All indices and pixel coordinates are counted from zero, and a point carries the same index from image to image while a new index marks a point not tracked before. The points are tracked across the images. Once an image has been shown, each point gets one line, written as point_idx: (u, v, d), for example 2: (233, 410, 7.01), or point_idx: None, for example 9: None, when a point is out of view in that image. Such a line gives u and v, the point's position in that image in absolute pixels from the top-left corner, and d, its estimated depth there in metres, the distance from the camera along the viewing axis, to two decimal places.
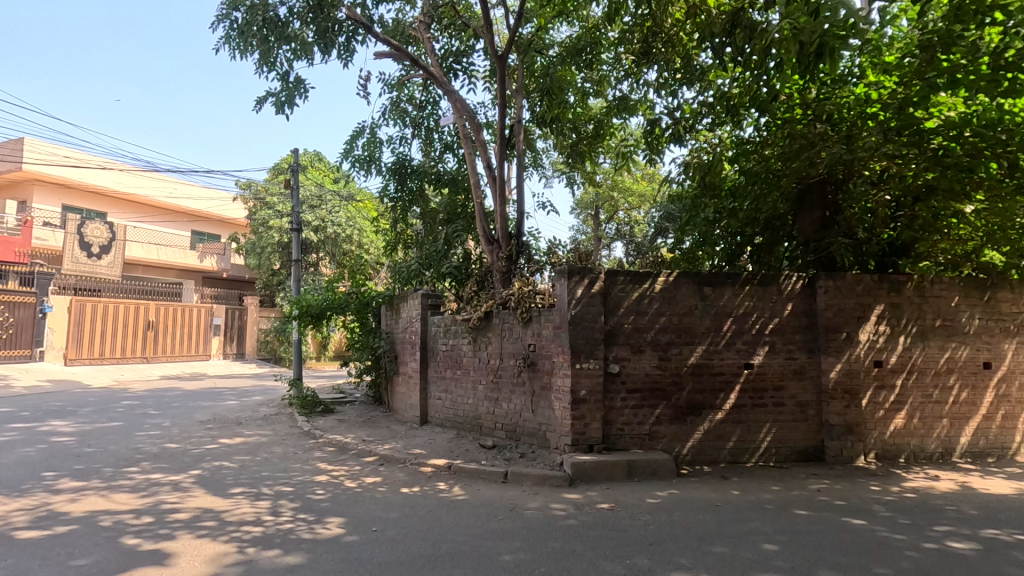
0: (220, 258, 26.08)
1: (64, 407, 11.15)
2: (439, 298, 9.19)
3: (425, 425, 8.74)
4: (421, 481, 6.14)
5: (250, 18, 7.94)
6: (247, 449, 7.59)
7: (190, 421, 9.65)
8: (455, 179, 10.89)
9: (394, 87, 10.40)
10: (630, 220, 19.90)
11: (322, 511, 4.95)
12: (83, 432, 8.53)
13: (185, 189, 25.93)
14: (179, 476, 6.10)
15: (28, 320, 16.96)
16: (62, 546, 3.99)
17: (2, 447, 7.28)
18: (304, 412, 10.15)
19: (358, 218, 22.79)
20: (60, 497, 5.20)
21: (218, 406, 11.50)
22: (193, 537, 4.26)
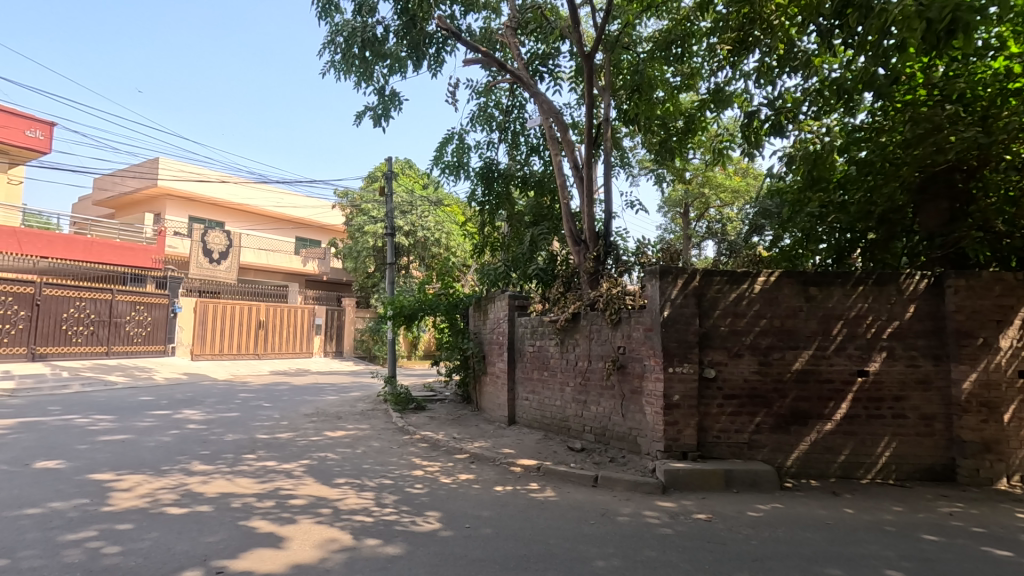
0: (321, 262, 27.99)
1: (193, 397, 12.46)
2: (525, 299, 9.27)
3: (512, 425, 8.83)
4: (512, 480, 6.21)
5: (351, 40, 8.46)
6: (349, 442, 8.06)
7: (298, 414, 10.41)
8: (542, 181, 10.99)
9: (483, 93, 10.59)
10: (722, 217, 19.04)
11: (419, 505, 5.14)
12: (209, 420, 9.48)
13: (290, 198, 28.10)
14: (291, 464, 6.59)
15: (162, 319, 19.09)
16: (196, 523, 4.44)
17: (146, 432, 8.24)
18: (399, 408, 10.62)
19: (445, 222, 23.52)
20: (193, 478, 5.80)
21: (321, 400, 12.32)
22: (305, 522, 4.57)
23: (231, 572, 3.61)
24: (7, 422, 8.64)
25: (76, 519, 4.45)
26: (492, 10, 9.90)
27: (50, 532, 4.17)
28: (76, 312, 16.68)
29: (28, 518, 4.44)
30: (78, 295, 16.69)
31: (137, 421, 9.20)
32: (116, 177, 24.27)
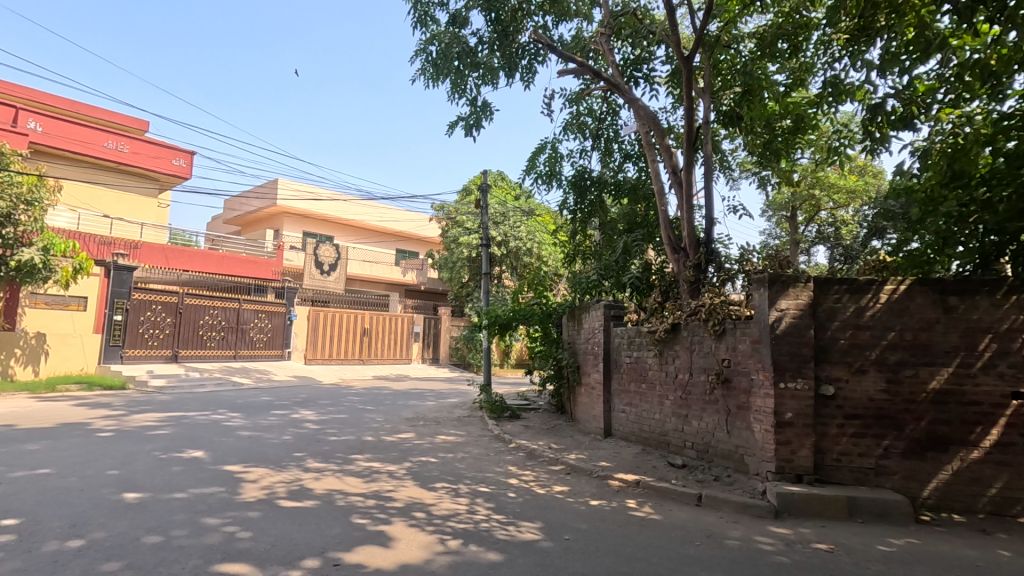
0: (419, 273, 29.28)
1: (306, 399, 13.46)
2: (621, 308, 9.12)
3: (608, 438, 8.65)
4: (610, 495, 6.07)
5: (447, 54, 8.80)
6: (448, 447, 8.31)
7: (399, 418, 10.90)
8: (636, 189, 10.76)
9: (574, 100, 10.56)
10: (836, 220, 17.60)
11: (517, 514, 5.18)
12: (321, 421, 10.21)
13: (392, 213, 29.74)
14: (394, 467, 6.91)
15: (280, 326, 20.87)
16: (312, 517, 4.78)
17: (269, 430, 9.03)
18: (494, 416, 10.80)
19: (538, 232, 23.70)
20: (308, 475, 6.25)
21: (420, 406, 12.83)
22: (409, 524, 4.76)
23: (346, 565, 3.84)
24: (157, 415, 9.86)
25: (213, 505, 4.96)
26: (584, 18, 9.88)
27: (194, 515, 4.67)
28: (210, 319, 18.70)
29: (176, 501, 5.01)
30: (212, 304, 18.68)
31: (260, 419, 10.11)
32: (242, 198, 27.03)
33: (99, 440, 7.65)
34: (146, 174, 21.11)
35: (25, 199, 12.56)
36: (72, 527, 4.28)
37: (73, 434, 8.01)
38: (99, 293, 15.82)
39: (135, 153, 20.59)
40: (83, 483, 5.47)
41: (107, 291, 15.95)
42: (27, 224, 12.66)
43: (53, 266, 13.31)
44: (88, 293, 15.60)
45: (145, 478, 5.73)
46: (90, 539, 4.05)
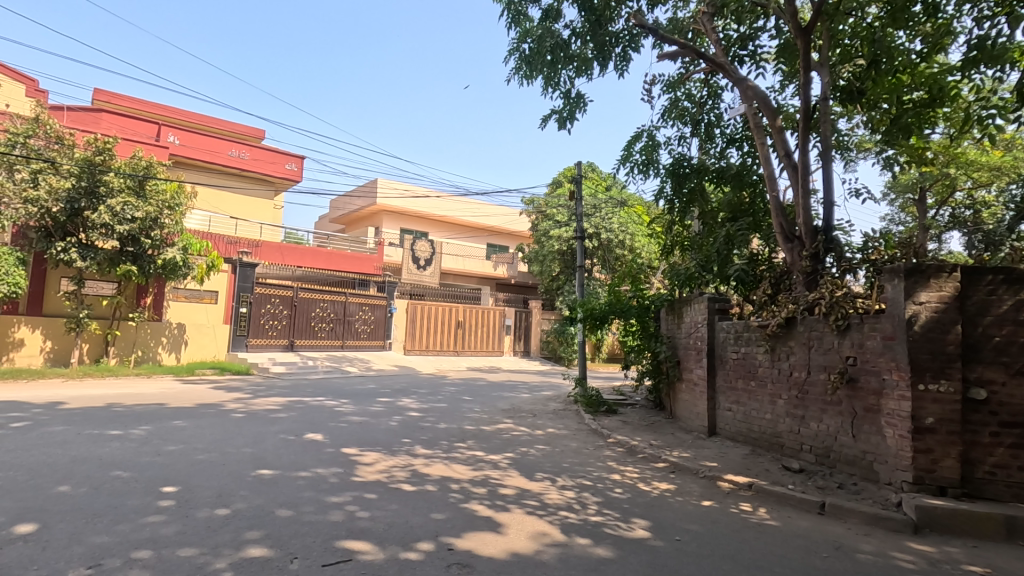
0: (510, 266, 29.63)
1: (407, 388, 14.10)
2: (726, 302, 8.66)
3: (713, 436, 8.25)
4: (719, 496, 5.78)
5: (540, 47, 8.68)
6: (547, 439, 8.35)
7: (496, 409, 11.12)
8: (740, 175, 10.12)
9: (672, 85, 10.11)
10: (975, 202, 15.56)
11: (624, 510, 5.08)
12: (423, 409, 10.65)
13: (483, 208, 30.31)
14: (497, 456, 7.04)
15: (382, 318, 22.01)
16: (424, 501, 4.98)
17: (377, 416, 9.57)
18: (590, 410, 10.71)
19: (630, 223, 23.12)
20: (418, 460, 6.53)
21: (515, 398, 12.98)
22: (517, 513, 4.82)
23: (460, 550, 3.95)
24: (280, 400, 10.77)
25: (335, 485, 5.31)
26: None
27: (319, 493, 5.04)
28: (321, 311, 20.10)
29: (302, 479, 5.43)
30: (322, 297, 20.07)
31: (369, 405, 10.73)
32: (346, 198, 28.79)
33: (234, 420, 8.49)
34: (263, 179, 23.10)
35: (169, 204, 14.05)
36: (219, 497, 4.76)
37: (213, 414, 8.96)
38: (227, 287, 17.39)
39: (254, 159, 22.56)
40: (225, 458, 6.08)
41: (234, 285, 17.52)
42: (170, 227, 14.27)
43: (191, 264, 15.01)
44: (218, 289, 17.25)
45: (275, 457, 6.28)
46: (234, 509, 4.49)
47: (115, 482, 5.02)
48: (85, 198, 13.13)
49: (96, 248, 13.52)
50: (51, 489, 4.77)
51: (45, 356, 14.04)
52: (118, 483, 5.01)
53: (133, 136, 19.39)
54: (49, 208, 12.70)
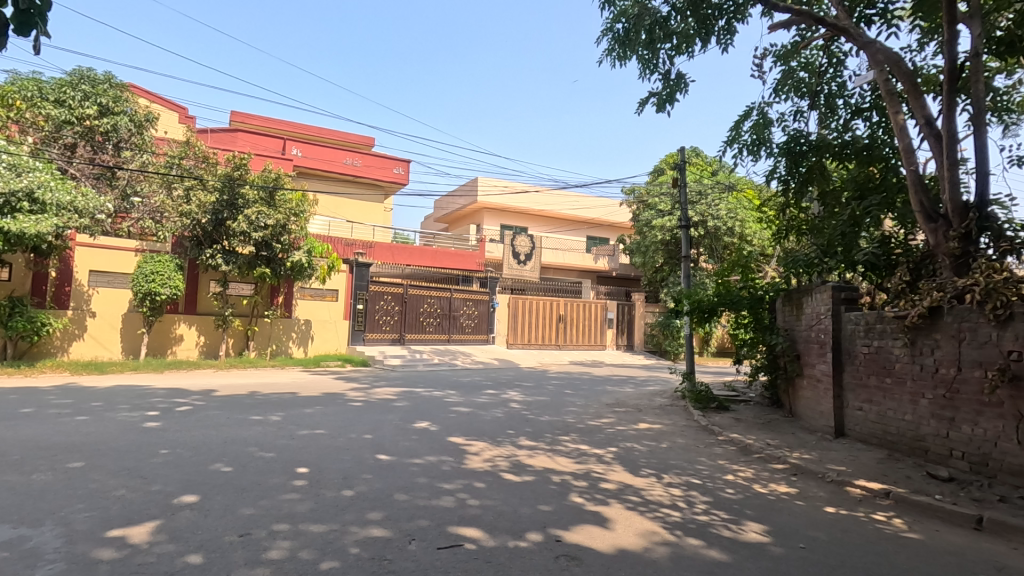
0: (611, 258, 29.09)
1: (511, 381, 14.38)
2: (854, 290, 7.87)
3: (840, 438, 7.54)
4: (849, 503, 5.28)
5: (637, 27, 8.34)
6: (653, 435, 8.12)
7: (600, 403, 11.00)
8: (869, 148, 9.09)
9: (784, 56, 9.32)
10: None
11: (738, 511, 4.81)
12: (526, 402, 10.81)
13: (582, 201, 30.03)
14: (601, 450, 6.98)
15: (485, 312, 22.63)
16: (529, 492, 5.05)
17: (483, 407, 9.86)
18: (699, 406, 10.25)
19: (740, 209, 21.74)
20: (522, 451, 6.64)
21: (619, 392, 12.76)
22: (623, 508, 4.74)
23: (568, 543, 3.96)
24: (394, 390, 11.47)
25: (446, 472, 5.56)
26: None
27: (432, 479, 5.30)
28: (428, 307, 21.06)
29: (415, 466, 5.74)
30: (429, 293, 21.02)
31: (475, 397, 11.10)
32: (449, 198, 29.89)
33: (355, 408, 9.19)
34: (374, 184, 24.60)
35: (295, 211, 15.29)
36: (344, 479, 5.17)
37: (336, 402, 9.74)
38: (346, 286, 18.74)
39: (366, 165, 24.18)
40: (347, 443, 6.60)
41: (352, 283, 18.87)
42: (297, 233, 15.62)
43: (315, 265, 16.37)
44: (338, 287, 18.58)
45: (391, 443, 6.71)
46: (357, 491, 4.85)
47: (259, 462, 5.64)
48: (227, 209, 14.78)
49: (237, 254, 15.28)
50: (208, 465, 5.45)
51: (199, 349, 16.10)
52: (261, 462, 5.62)
53: (263, 152, 21.60)
54: (198, 219, 14.55)
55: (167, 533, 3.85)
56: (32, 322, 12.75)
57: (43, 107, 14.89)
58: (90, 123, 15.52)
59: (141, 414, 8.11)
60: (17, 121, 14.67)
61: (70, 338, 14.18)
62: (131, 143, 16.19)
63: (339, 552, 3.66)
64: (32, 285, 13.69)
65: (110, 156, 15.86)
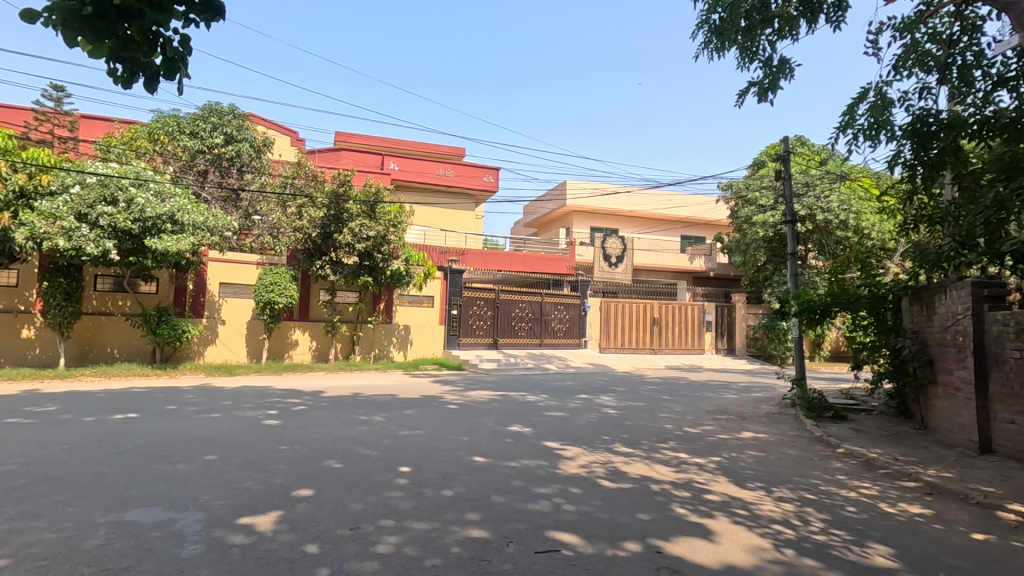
0: (708, 258, 27.79)
1: (605, 385, 14.13)
2: (999, 286, 6.92)
3: (987, 454, 6.65)
4: (1000, 530, 4.61)
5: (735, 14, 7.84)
6: (760, 445, 7.61)
7: (700, 410, 10.50)
8: (1017, 123, 7.89)
9: (905, 29, 8.41)
10: None
11: (862, 532, 4.37)
12: (621, 407, 10.57)
13: (676, 199, 28.98)
14: (702, 459, 6.65)
15: (576, 316, 22.47)
16: (627, 500, 4.92)
17: (577, 412, 9.78)
18: (812, 414, 9.49)
19: (854, 200, 19.90)
20: (619, 458, 6.50)
21: (720, 399, 12.11)
22: (730, 522, 4.49)
23: (668, 554, 3.81)
24: (488, 394, 11.71)
25: (542, 476, 5.57)
26: None
27: (527, 483, 5.33)
28: (520, 311, 21.28)
29: (511, 468, 5.81)
30: (521, 298, 21.25)
31: (569, 402, 11.04)
32: (538, 203, 30.11)
33: (452, 410, 9.47)
34: (465, 193, 25.34)
35: (393, 223, 16.20)
36: (444, 479, 5.35)
37: (435, 405, 10.11)
38: (441, 292, 19.48)
39: (458, 175, 24.99)
40: (446, 444, 6.81)
41: (446, 289, 19.55)
42: (396, 243, 16.46)
43: (412, 273, 17.23)
44: (434, 293, 19.40)
45: (487, 446, 6.83)
46: (456, 491, 4.99)
47: (366, 460, 5.98)
48: (333, 223, 15.88)
49: (343, 264, 16.34)
50: (321, 462, 5.87)
51: (312, 353, 17.43)
52: (368, 460, 5.96)
53: (364, 168, 23.03)
54: (310, 233, 15.75)
55: (289, 523, 4.18)
56: (175, 329, 14.46)
57: (181, 140, 16.99)
58: (218, 151, 17.42)
59: (264, 412, 8.92)
60: (162, 153, 16.80)
61: (205, 343, 15.93)
62: (252, 167, 17.94)
63: (441, 550, 3.78)
64: (175, 297, 15.49)
65: (235, 180, 17.69)
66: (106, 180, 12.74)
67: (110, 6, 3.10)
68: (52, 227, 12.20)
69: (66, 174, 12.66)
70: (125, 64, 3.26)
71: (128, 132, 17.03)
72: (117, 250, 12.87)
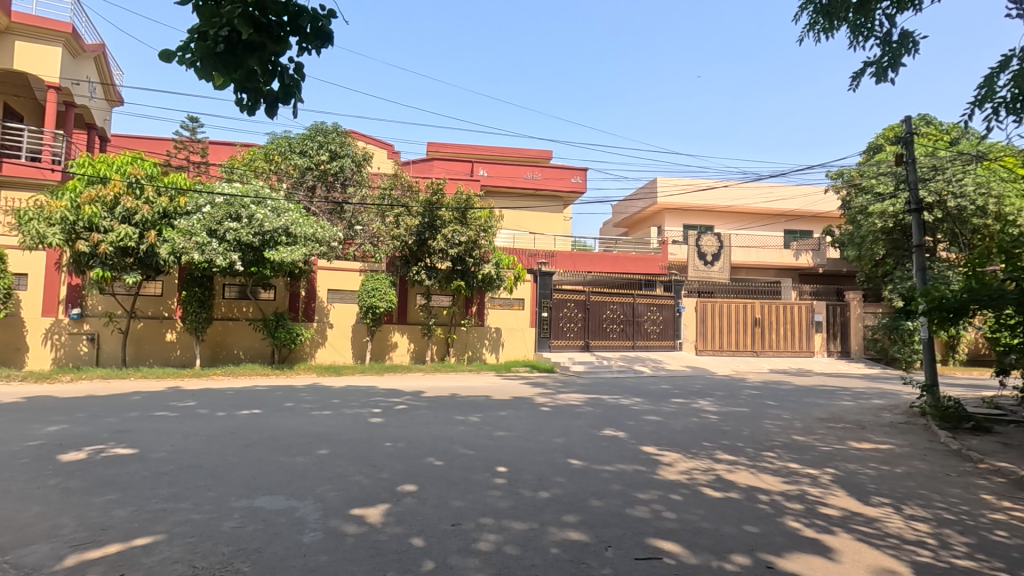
0: (816, 254, 25.77)
1: (703, 389, 13.52)
2: None
3: None
4: None
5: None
6: (884, 457, 6.92)
7: (810, 417, 9.75)
8: None
9: None
10: None
11: (1016, 560, 3.83)
12: (722, 413, 10.06)
13: (778, 191, 27.15)
14: (815, 470, 6.16)
15: (670, 317, 21.73)
16: (733, 510, 4.68)
17: (674, 416, 9.45)
18: (946, 424, 8.50)
19: (995, 182, 17.57)
20: (721, 465, 6.19)
21: (834, 405, 11.16)
22: (852, 539, 4.12)
23: (781, 571, 3.57)
24: (581, 396, 11.62)
25: (640, 481, 5.44)
26: None
27: (625, 487, 5.23)
28: (611, 313, 20.94)
29: (607, 472, 5.73)
30: (612, 299, 20.90)
31: (665, 406, 10.70)
32: (627, 202, 29.50)
33: (545, 412, 9.52)
34: (553, 195, 25.43)
35: (483, 227, 16.59)
36: (540, 481, 5.38)
37: (528, 406, 10.21)
38: (531, 294, 19.65)
39: (545, 178, 25.16)
40: (540, 446, 6.85)
41: (536, 292, 19.67)
42: (487, 247, 16.86)
43: (503, 276, 17.55)
44: (524, 296, 19.60)
45: (582, 449, 6.77)
46: (553, 493, 5.00)
47: (464, 458, 6.16)
48: (428, 230, 16.51)
49: (437, 268, 16.97)
50: (422, 459, 6.13)
51: (410, 355, 18.26)
52: (466, 459, 6.14)
53: (455, 176, 23.82)
54: (406, 241, 16.48)
55: (395, 516, 4.41)
56: (290, 333, 15.75)
57: (292, 159, 18.50)
58: (324, 167, 18.78)
59: (369, 410, 9.49)
60: (276, 171, 18.41)
61: (316, 345, 17.18)
62: (354, 180, 19.19)
63: (540, 550, 3.81)
64: (289, 302, 16.90)
65: (339, 193, 19.02)
66: (231, 199, 14.16)
67: (237, 42, 3.46)
68: (189, 243, 13.73)
69: (198, 196, 14.17)
70: (250, 93, 3.62)
71: (248, 154, 18.84)
72: (241, 261, 14.26)
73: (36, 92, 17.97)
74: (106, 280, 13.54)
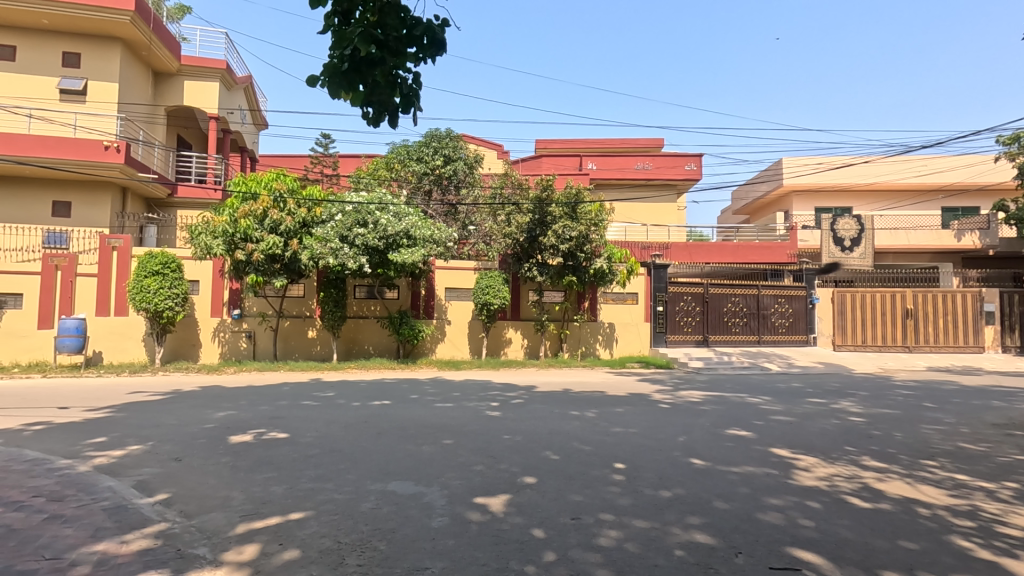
0: (984, 233, 22.23)
1: (843, 389, 12.24)
2: None
3: None
4: None
5: None
6: None
7: (982, 422, 8.42)
8: None
9: None
10: None
11: None
12: (867, 414, 9.04)
13: (932, 163, 23.82)
14: (991, 484, 5.30)
15: (802, 310, 19.96)
16: (886, 523, 4.18)
17: (809, 417, 8.66)
18: None
19: None
20: (869, 473, 5.56)
21: (1014, 409, 9.54)
22: None
23: None
24: (702, 393, 11.07)
25: (772, 485, 5.06)
26: None
27: (755, 491, 4.89)
28: (733, 306, 19.69)
29: (735, 474, 5.39)
30: (733, 291, 19.64)
31: (798, 405, 9.84)
32: (749, 187, 27.55)
33: (664, 409, 9.19)
34: (666, 184, 24.49)
35: (594, 221, 16.43)
36: (661, 479, 5.20)
37: (645, 403, 9.93)
38: (645, 288, 19.09)
39: (657, 167, 24.33)
40: (660, 444, 6.62)
41: (650, 285, 19.05)
42: (598, 241, 16.70)
43: (616, 270, 17.29)
44: (638, 290, 19.11)
45: (706, 448, 6.44)
46: (676, 493, 4.81)
47: (581, 454, 6.14)
48: (538, 227, 16.64)
49: (549, 265, 17.06)
50: (540, 452, 6.21)
51: (524, 350, 18.58)
52: (583, 454, 6.11)
53: (563, 171, 23.81)
54: (518, 238, 16.77)
55: (516, 506, 4.51)
56: (413, 329, 16.80)
57: (409, 165, 19.64)
58: (439, 171, 19.72)
59: (487, 403, 9.80)
60: (396, 178, 19.69)
61: (436, 341, 18.11)
62: (466, 182, 19.97)
63: (663, 551, 3.69)
64: (411, 301, 18.00)
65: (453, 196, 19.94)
66: (359, 207, 15.44)
67: (360, 60, 3.74)
68: (325, 249, 15.11)
69: (332, 205, 15.58)
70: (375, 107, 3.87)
71: (372, 164, 20.33)
72: (369, 263, 15.45)
73: (201, 123, 20.80)
74: (259, 284, 15.34)
